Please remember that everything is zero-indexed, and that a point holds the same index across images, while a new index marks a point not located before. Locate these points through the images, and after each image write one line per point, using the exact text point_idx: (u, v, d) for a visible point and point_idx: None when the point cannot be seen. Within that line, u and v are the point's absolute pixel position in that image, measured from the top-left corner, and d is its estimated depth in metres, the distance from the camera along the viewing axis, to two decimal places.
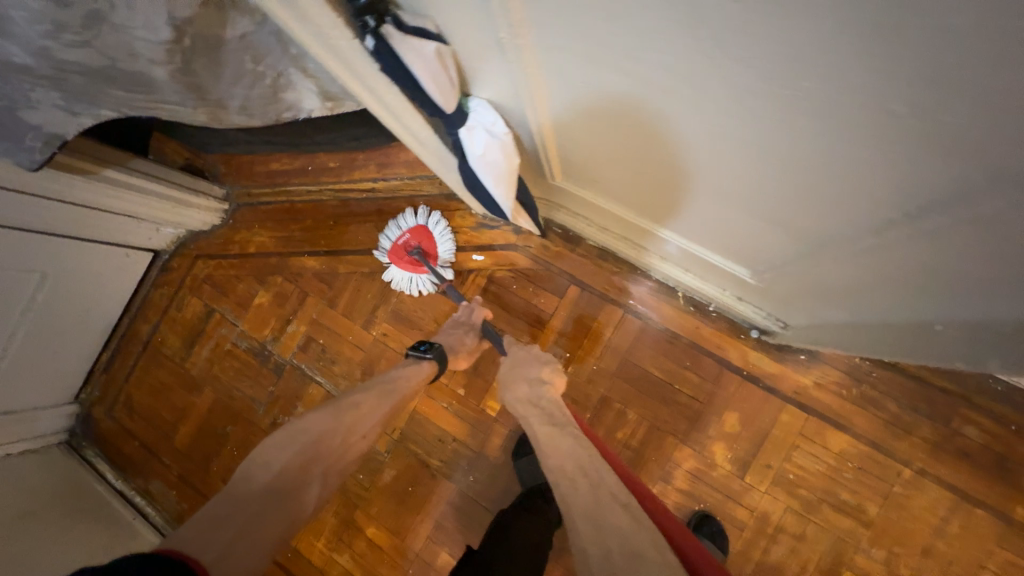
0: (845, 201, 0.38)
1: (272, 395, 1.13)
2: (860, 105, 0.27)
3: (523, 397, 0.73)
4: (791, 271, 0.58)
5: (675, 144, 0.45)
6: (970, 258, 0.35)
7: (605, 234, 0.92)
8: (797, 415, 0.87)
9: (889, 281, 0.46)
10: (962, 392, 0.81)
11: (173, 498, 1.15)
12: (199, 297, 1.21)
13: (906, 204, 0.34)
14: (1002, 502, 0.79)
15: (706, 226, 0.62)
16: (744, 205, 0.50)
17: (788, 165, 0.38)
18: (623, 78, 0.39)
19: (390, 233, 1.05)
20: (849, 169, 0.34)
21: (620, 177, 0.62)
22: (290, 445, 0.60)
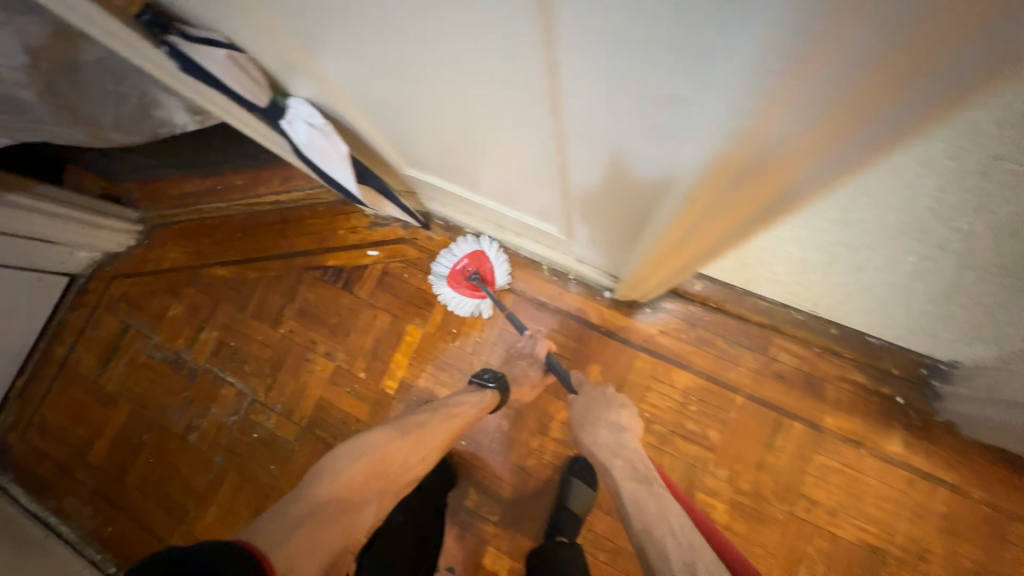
0: (533, 145, 0.53)
1: (187, 399, 1.19)
2: (473, 67, 0.43)
3: (604, 443, 0.75)
4: (572, 217, 0.73)
5: (498, 139, 0.57)
6: (604, 172, 0.50)
7: (471, 220, 1.05)
8: (647, 360, 1.00)
9: (607, 210, 0.62)
10: (773, 324, 0.96)
11: (88, 513, 1.17)
12: (116, 314, 1.27)
13: (551, 138, 0.49)
14: (814, 414, 0.93)
15: (579, 218, 0.71)
16: (589, 179, 0.55)
17: (588, 128, 0.43)
18: (466, 91, 0.48)
19: (449, 257, 1.04)
20: (512, 116, 0.49)
21: (492, 166, 0.69)
22: (358, 458, 0.70)
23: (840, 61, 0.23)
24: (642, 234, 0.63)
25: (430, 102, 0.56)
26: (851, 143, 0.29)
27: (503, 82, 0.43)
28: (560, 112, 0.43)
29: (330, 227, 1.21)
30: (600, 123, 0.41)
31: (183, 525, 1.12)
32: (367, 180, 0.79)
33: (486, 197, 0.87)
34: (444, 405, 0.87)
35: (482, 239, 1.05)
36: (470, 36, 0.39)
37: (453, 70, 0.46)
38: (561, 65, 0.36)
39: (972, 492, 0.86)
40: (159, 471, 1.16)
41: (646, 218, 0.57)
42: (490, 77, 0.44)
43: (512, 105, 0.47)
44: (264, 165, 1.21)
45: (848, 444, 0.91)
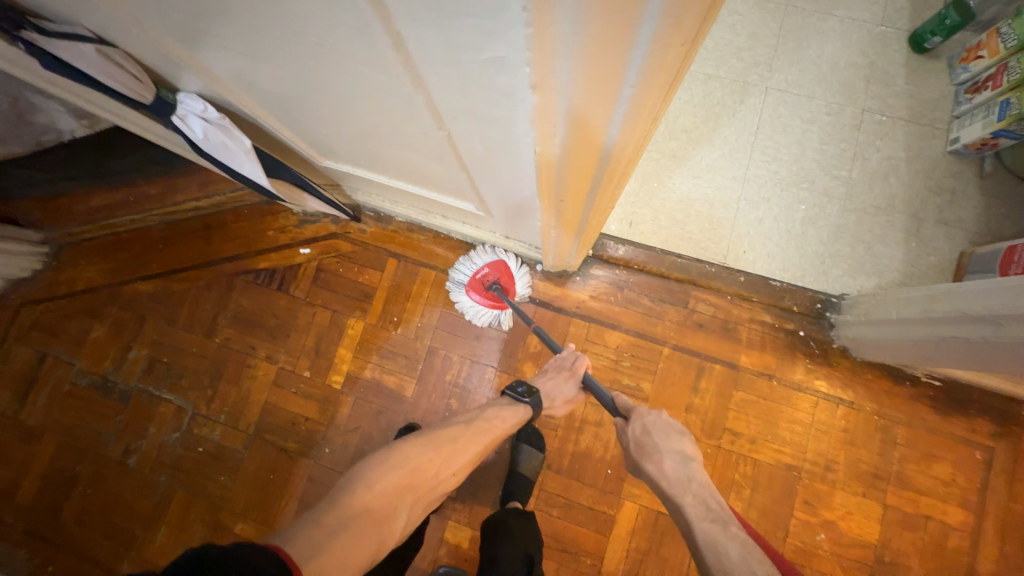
0: (416, 130, 0.55)
1: (122, 423, 1.14)
2: (332, 60, 0.44)
3: (670, 474, 0.75)
4: (481, 197, 0.76)
5: (385, 124, 0.58)
6: (480, 155, 0.53)
7: (398, 207, 1.06)
8: (581, 324, 1.06)
9: (501, 190, 0.65)
10: (690, 278, 1.05)
11: (23, 556, 1.10)
12: (28, 344, 1.19)
13: (426, 124, 0.52)
14: (731, 355, 1.02)
15: (486, 196, 0.74)
16: (468, 155, 0.56)
17: (438, 104, 0.44)
18: (338, 80, 0.50)
19: (469, 265, 1.04)
20: (385, 104, 0.51)
21: (387, 144, 0.68)
22: (393, 471, 0.67)
23: (563, 17, 0.25)
24: (536, 209, 0.66)
25: (301, 81, 0.54)
26: (620, 93, 0.30)
27: (357, 68, 0.44)
28: (412, 91, 0.44)
29: (258, 229, 1.18)
30: (444, 98, 0.42)
31: (132, 552, 1.08)
32: (278, 173, 0.79)
33: (402, 179, 0.87)
34: (480, 418, 0.83)
35: (503, 250, 1.05)
36: (304, 27, 0.39)
37: (311, 57, 0.46)
38: (389, 46, 0.37)
39: (865, 405, 0.98)
40: (98, 501, 1.11)
41: (531, 195, 0.60)
42: (344, 63, 0.44)
43: (375, 89, 0.47)
44: (179, 171, 1.16)
45: (761, 377, 1.01)
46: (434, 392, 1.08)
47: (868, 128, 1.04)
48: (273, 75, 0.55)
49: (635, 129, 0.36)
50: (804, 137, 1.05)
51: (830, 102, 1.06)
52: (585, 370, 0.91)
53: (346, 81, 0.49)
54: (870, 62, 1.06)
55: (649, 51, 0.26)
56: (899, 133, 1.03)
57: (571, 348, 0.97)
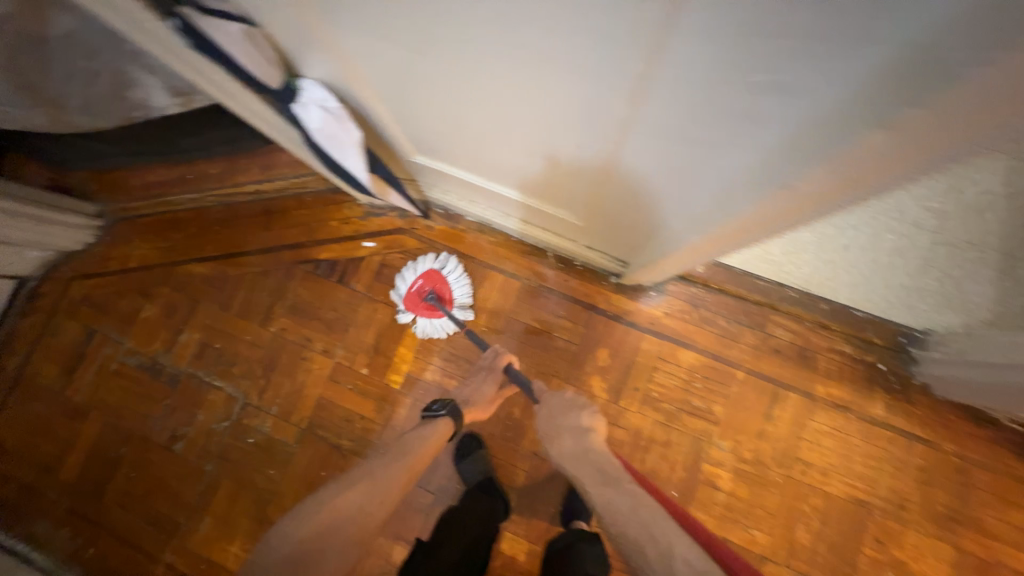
0: (581, 146, 0.55)
1: (170, 407, 1.10)
2: (544, 77, 0.44)
3: (569, 450, 0.75)
4: (595, 207, 0.75)
5: (539, 140, 0.58)
6: (654, 171, 0.54)
7: (474, 206, 1.03)
8: (653, 341, 1.03)
9: (639, 204, 0.65)
10: (769, 302, 1.02)
11: (64, 536, 1.07)
12: (77, 319, 1.15)
13: (608, 141, 0.52)
14: (807, 384, 0.99)
15: (602, 208, 0.74)
16: (643, 172, 0.56)
17: (668, 123, 0.43)
18: (522, 96, 0.49)
19: (404, 279, 1.05)
20: (568, 121, 0.50)
21: (514, 154, 0.67)
22: (301, 522, 0.65)
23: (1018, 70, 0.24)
24: (669, 225, 0.66)
25: (474, 92, 0.53)
26: (978, 138, 0.30)
27: (582, 82, 0.42)
28: (641, 109, 0.43)
29: (320, 218, 1.14)
30: (683, 119, 0.42)
31: (175, 539, 1.06)
32: (377, 169, 0.76)
33: (499, 185, 0.85)
34: (397, 444, 0.79)
35: (436, 258, 1.07)
36: (539, 41, 0.38)
37: (523, 71, 0.44)
38: (668, 67, 0.36)
39: (943, 445, 0.95)
40: (142, 484, 1.08)
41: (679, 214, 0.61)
42: (567, 78, 0.42)
43: (571, 107, 0.47)
44: (242, 153, 1.12)
45: (837, 409, 0.98)
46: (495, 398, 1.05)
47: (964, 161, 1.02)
48: (444, 84, 0.54)
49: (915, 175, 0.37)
50: None
51: None
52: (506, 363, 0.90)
53: (545, 98, 0.47)
54: None
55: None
56: (997, 168, 1.01)
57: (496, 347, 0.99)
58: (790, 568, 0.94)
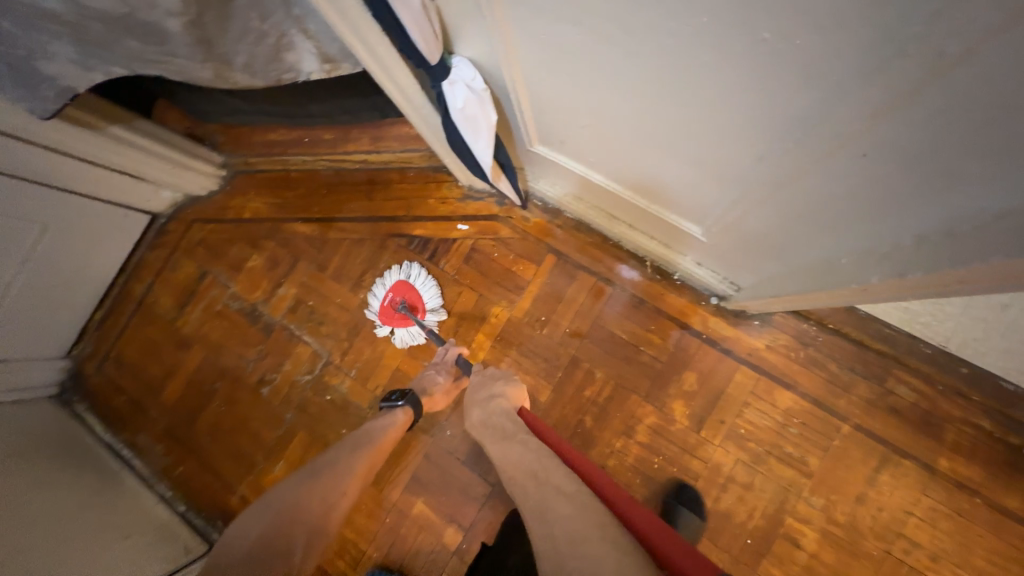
0: (754, 151, 0.49)
1: (261, 352, 1.18)
2: (755, 64, 0.39)
3: (478, 420, 0.79)
4: (727, 225, 0.68)
5: (702, 139, 0.53)
6: (843, 191, 0.47)
7: (576, 202, 0.99)
8: (749, 374, 0.95)
9: (798, 226, 0.57)
10: (895, 354, 0.90)
11: (160, 450, 1.19)
12: (193, 258, 1.26)
13: (797, 148, 0.45)
14: (928, 454, 0.87)
15: (738, 227, 0.67)
16: (824, 197, 0.49)
17: (909, 148, 0.37)
18: (708, 87, 0.44)
19: (375, 294, 1.10)
20: (756, 120, 0.45)
21: (655, 154, 0.62)
22: (265, 515, 0.67)
23: None
24: (827, 255, 0.58)
25: (646, 87, 0.49)
26: None
27: (814, 79, 0.37)
28: (878, 122, 0.37)
29: (419, 195, 1.16)
30: (937, 146, 0.35)
31: (251, 476, 1.14)
32: (499, 156, 0.74)
33: (617, 185, 0.80)
34: (356, 433, 0.81)
35: (402, 269, 1.12)
36: (777, 16, 0.34)
37: (731, 66, 0.40)
38: (963, 74, 0.30)
39: None
40: (230, 419, 1.17)
41: (852, 244, 0.53)
42: (795, 73, 0.37)
43: (771, 100, 0.41)
44: (358, 123, 1.15)
45: (961, 490, 0.85)
46: (567, 403, 1.02)
47: None
48: (606, 69, 0.50)
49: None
50: None
51: None
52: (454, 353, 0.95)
53: (748, 96, 0.42)
54: None
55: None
56: None
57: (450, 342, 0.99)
58: None
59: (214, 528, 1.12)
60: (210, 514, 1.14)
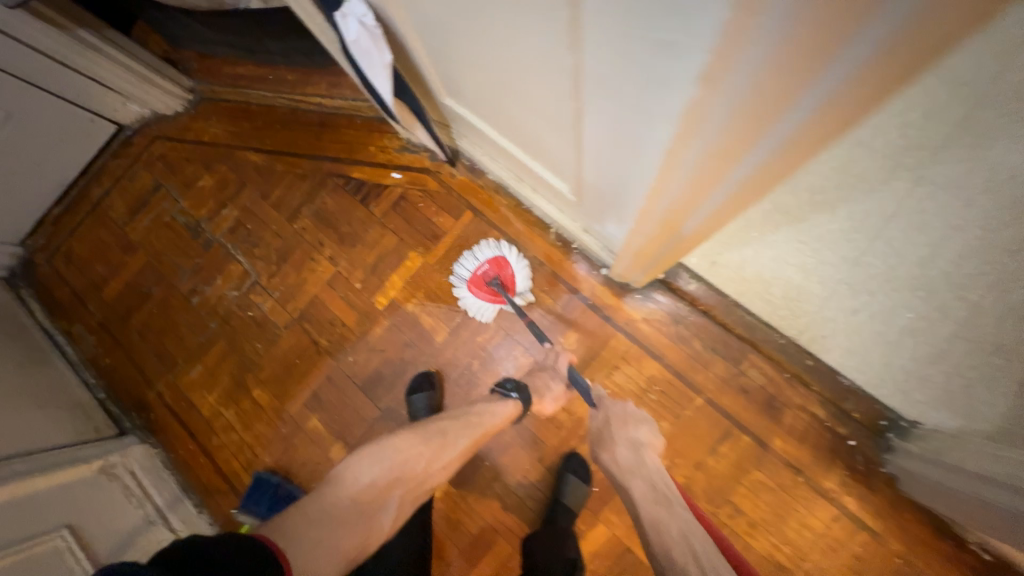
0: (540, 90, 0.56)
1: (197, 266, 1.27)
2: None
3: (623, 462, 0.82)
4: (570, 173, 0.73)
5: (513, 75, 0.58)
6: (595, 133, 0.52)
7: (493, 162, 1.06)
8: (622, 342, 1.03)
9: (600, 174, 0.62)
10: (752, 340, 0.99)
11: (91, 341, 1.29)
12: (151, 171, 1.35)
13: (555, 87, 0.51)
14: (764, 433, 0.96)
15: (577, 177, 0.72)
16: (592, 140, 0.55)
17: (593, 91, 0.44)
18: (483, 19, 0.50)
19: (469, 264, 1.08)
20: (523, 56, 0.51)
21: (504, 96, 0.68)
22: (381, 461, 0.77)
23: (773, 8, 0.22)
24: (626, 203, 0.63)
25: (458, 20, 0.55)
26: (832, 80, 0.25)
27: (520, 14, 0.43)
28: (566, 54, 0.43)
29: (363, 141, 1.24)
30: (598, 75, 0.40)
31: (170, 376, 1.23)
32: (403, 97, 0.82)
33: (509, 139, 0.86)
34: (470, 413, 0.89)
35: (501, 245, 1.09)
36: None
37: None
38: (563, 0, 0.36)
39: (890, 542, 0.89)
40: (159, 323, 1.26)
41: (626, 189, 0.58)
42: (516, 14, 0.44)
43: (518, 35, 0.48)
44: (316, 68, 1.23)
45: (787, 468, 0.94)
46: (461, 347, 1.11)
47: None
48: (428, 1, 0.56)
49: (798, 151, 0.34)
50: None
51: None
52: (566, 364, 0.97)
53: (506, 30, 0.49)
54: None
55: (867, 62, 0.23)
56: None
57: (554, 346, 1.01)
58: None
59: (128, 418, 1.22)
60: (127, 404, 1.23)
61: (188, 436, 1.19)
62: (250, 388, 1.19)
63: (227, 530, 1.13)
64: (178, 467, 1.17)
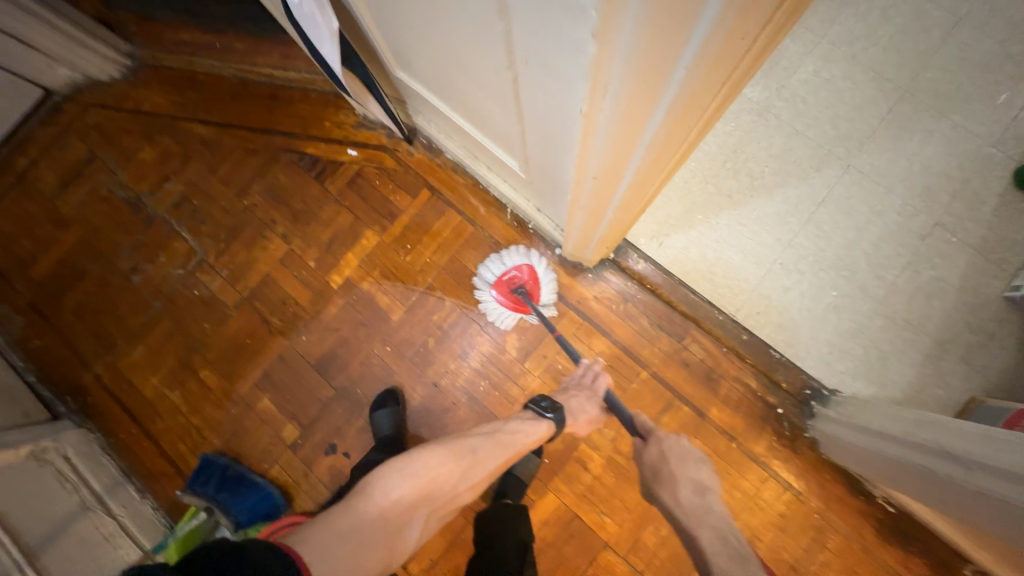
0: (479, 62, 0.57)
1: (138, 242, 1.21)
2: None
3: (687, 507, 0.71)
4: (516, 149, 0.75)
5: (454, 46, 0.60)
6: (527, 106, 0.55)
7: (450, 141, 1.07)
8: (575, 319, 1.07)
9: (538, 150, 0.65)
10: (695, 317, 1.04)
11: (17, 321, 1.20)
12: (85, 141, 1.26)
13: (490, 57, 0.53)
14: (703, 403, 1.02)
15: (522, 153, 0.74)
16: (527, 113, 0.57)
17: (519, 59, 0.46)
18: None
19: (497, 268, 1.06)
20: (460, 26, 0.53)
21: (450, 70, 0.69)
22: (408, 479, 0.67)
23: None
24: (562, 179, 0.66)
25: None
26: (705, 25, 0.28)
27: None
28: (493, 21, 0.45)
29: (318, 116, 1.21)
30: (521, 40, 0.42)
31: (108, 357, 1.17)
32: (352, 67, 0.81)
33: (461, 115, 0.87)
34: (503, 431, 0.80)
35: (531, 255, 1.07)
36: None
37: None
38: None
39: (810, 500, 0.98)
40: (95, 302, 1.20)
41: (560, 163, 0.60)
42: None
43: (452, 4, 0.49)
44: (268, 37, 1.19)
45: (722, 435, 1.01)
46: (417, 325, 1.11)
47: (931, 243, 0.98)
48: None
49: (696, 101, 0.38)
50: (867, 226, 1.00)
51: (905, 203, 1.00)
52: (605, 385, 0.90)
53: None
54: (963, 179, 0.99)
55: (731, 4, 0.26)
56: (960, 260, 0.97)
57: (592, 363, 0.95)
58: (626, 561, 1.00)
59: (61, 401, 1.16)
60: (59, 388, 1.16)
61: (129, 419, 1.14)
62: (196, 369, 1.15)
63: (173, 512, 1.10)
64: (118, 451, 1.13)
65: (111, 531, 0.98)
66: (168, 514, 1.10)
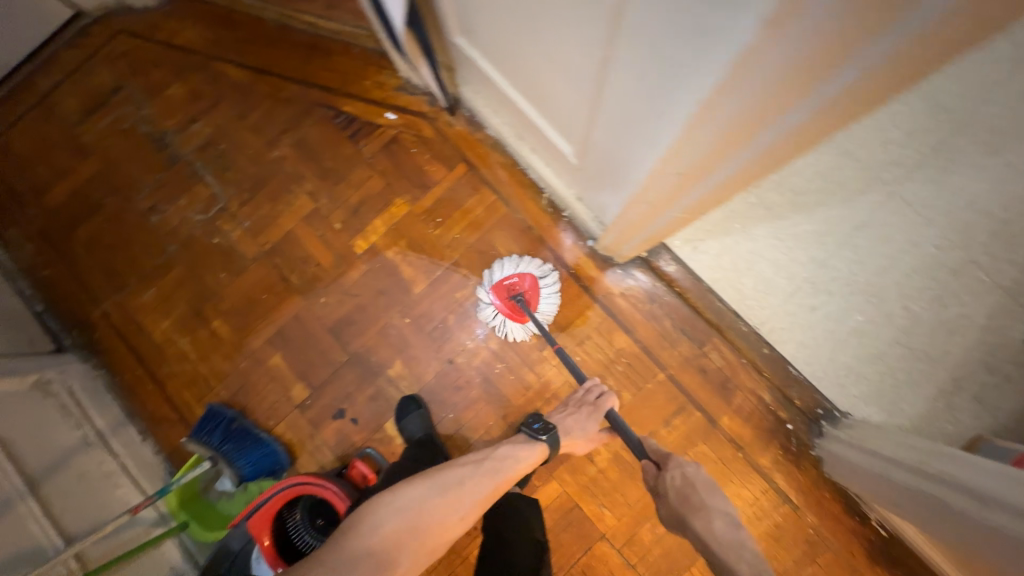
0: (566, 37, 0.54)
1: (158, 181, 1.17)
2: None
3: (722, 537, 0.63)
4: (576, 132, 0.73)
5: (538, 16, 0.56)
6: (614, 90, 0.52)
7: (496, 115, 1.04)
8: (598, 313, 1.06)
9: (606, 138, 0.63)
10: (719, 326, 1.04)
11: (27, 247, 1.17)
12: (111, 68, 1.21)
13: (584, 32, 0.50)
14: (715, 410, 1.03)
15: (583, 137, 0.72)
16: (609, 99, 0.55)
17: (626, 41, 0.44)
18: None
19: (502, 270, 1.04)
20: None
21: (522, 41, 0.66)
22: (395, 514, 0.66)
23: None
24: (627, 170, 0.64)
25: None
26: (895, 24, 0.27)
27: None
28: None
29: (358, 73, 1.17)
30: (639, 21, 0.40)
31: (119, 296, 1.15)
32: (411, 26, 0.79)
33: (516, 90, 0.85)
34: (492, 456, 0.78)
35: (541, 265, 1.05)
36: None
37: None
38: None
39: (806, 515, 1.00)
40: (110, 237, 1.16)
41: (632, 154, 0.59)
42: None
43: None
44: None
45: (730, 443, 1.02)
46: (438, 300, 1.10)
47: (964, 279, 0.98)
48: None
49: (823, 105, 0.37)
50: (901, 255, 1.00)
51: (943, 236, 0.99)
52: (609, 406, 0.87)
53: None
54: (1005, 219, 0.99)
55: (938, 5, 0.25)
56: (990, 300, 0.97)
57: (593, 383, 0.93)
58: (620, 554, 1.02)
59: (68, 335, 1.13)
60: (67, 321, 1.14)
61: (135, 360, 1.12)
62: (209, 318, 1.13)
63: (173, 459, 1.09)
64: (122, 391, 1.11)
65: (112, 471, 0.99)
66: (168, 460, 1.09)
